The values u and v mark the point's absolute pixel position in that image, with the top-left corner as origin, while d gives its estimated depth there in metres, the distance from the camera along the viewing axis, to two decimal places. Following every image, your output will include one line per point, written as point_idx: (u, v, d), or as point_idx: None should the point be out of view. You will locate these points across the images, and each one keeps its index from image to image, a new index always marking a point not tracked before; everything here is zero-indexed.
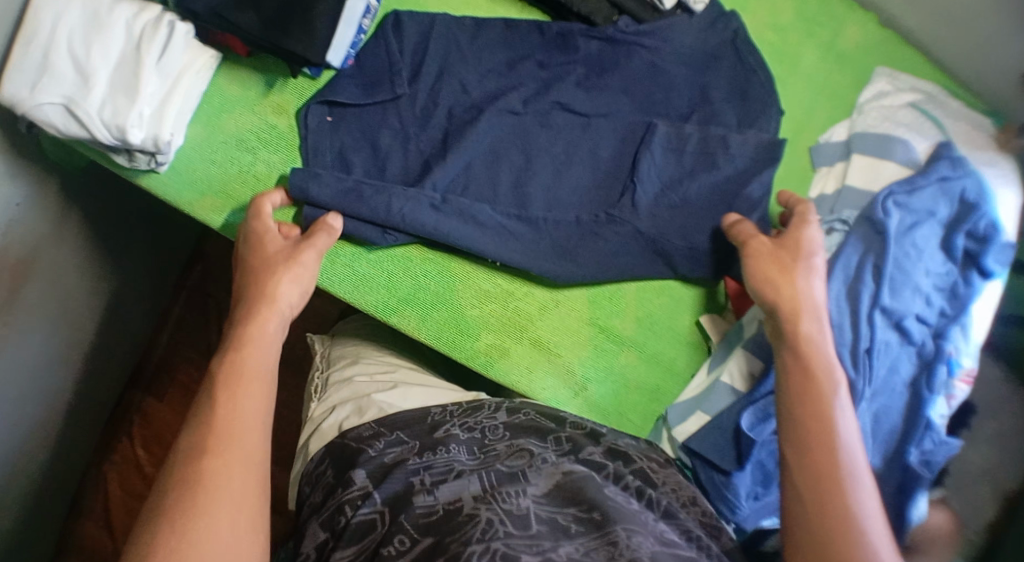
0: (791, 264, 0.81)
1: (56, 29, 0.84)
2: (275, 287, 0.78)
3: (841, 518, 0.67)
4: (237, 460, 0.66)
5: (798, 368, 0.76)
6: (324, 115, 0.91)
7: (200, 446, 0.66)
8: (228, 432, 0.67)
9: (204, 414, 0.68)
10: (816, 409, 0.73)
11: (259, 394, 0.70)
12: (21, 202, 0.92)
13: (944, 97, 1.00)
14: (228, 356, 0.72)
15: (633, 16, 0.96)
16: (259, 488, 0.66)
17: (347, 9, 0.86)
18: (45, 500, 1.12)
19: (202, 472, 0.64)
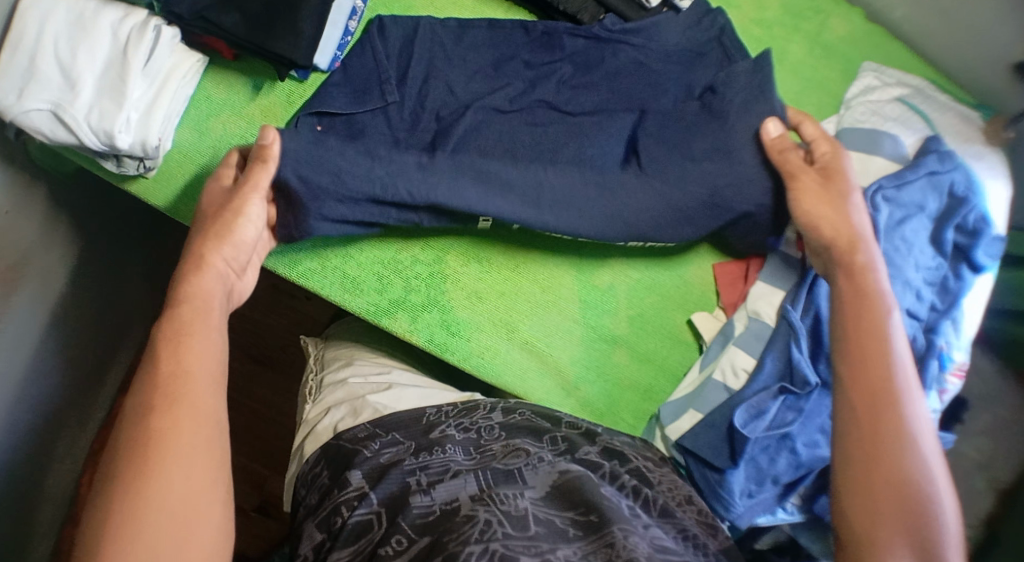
0: (831, 187, 0.85)
1: (41, 36, 0.83)
2: (237, 226, 0.78)
3: (893, 438, 0.72)
4: (184, 417, 0.66)
5: (853, 328, 0.78)
6: (314, 125, 0.89)
7: (149, 403, 0.66)
8: (175, 389, 0.67)
9: (146, 376, 0.68)
10: (864, 338, 0.77)
11: (200, 349, 0.71)
12: (7, 210, 0.91)
13: (931, 91, 1.00)
14: (169, 311, 0.72)
15: (621, 14, 0.97)
16: (210, 441, 0.67)
17: (335, 11, 0.90)
18: (40, 508, 1.11)
19: (149, 430, 0.65)
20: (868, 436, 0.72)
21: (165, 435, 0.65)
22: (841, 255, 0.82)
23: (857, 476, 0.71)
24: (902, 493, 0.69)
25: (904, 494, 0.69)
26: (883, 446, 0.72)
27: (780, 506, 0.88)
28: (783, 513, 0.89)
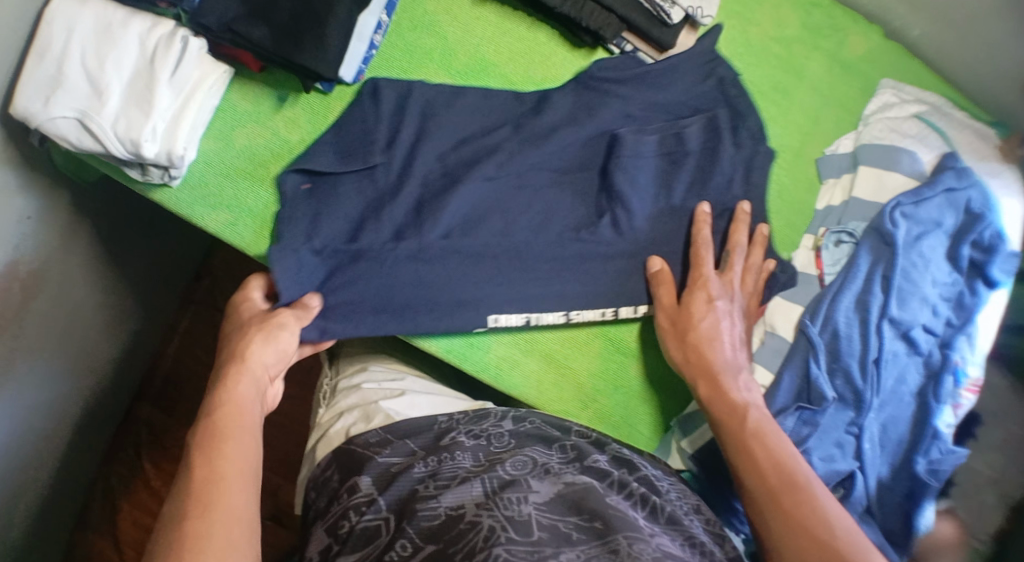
0: (693, 328, 0.86)
1: (70, 45, 0.84)
2: (256, 350, 0.82)
3: (767, 450, 0.76)
4: (218, 519, 0.67)
5: (729, 422, 0.80)
6: (301, 184, 0.90)
7: (181, 512, 0.68)
8: (202, 500, 0.68)
9: (181, 484, 0.70)
10: (714, 385, 0.83)
11: (228, 468, 0.72)
12: (31, 216, 0.92)
13: (949, 109, 1.01)
14: (203, 423, 0.76)
15: (645, 31, 0.94)
16: (243, 547, 0.67)
17: (359, 26, 0.89)
18: (53, 511, 1.12)
19: (184, 533, 0.66)
20: (766, 504, 0.73)
21: (196, 547, 0.65)
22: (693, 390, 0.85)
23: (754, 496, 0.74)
24: (791, 495, 0.72)
25: (821, 544, 0.69)
26: (796, 509, 0.71)
27: None
28: None
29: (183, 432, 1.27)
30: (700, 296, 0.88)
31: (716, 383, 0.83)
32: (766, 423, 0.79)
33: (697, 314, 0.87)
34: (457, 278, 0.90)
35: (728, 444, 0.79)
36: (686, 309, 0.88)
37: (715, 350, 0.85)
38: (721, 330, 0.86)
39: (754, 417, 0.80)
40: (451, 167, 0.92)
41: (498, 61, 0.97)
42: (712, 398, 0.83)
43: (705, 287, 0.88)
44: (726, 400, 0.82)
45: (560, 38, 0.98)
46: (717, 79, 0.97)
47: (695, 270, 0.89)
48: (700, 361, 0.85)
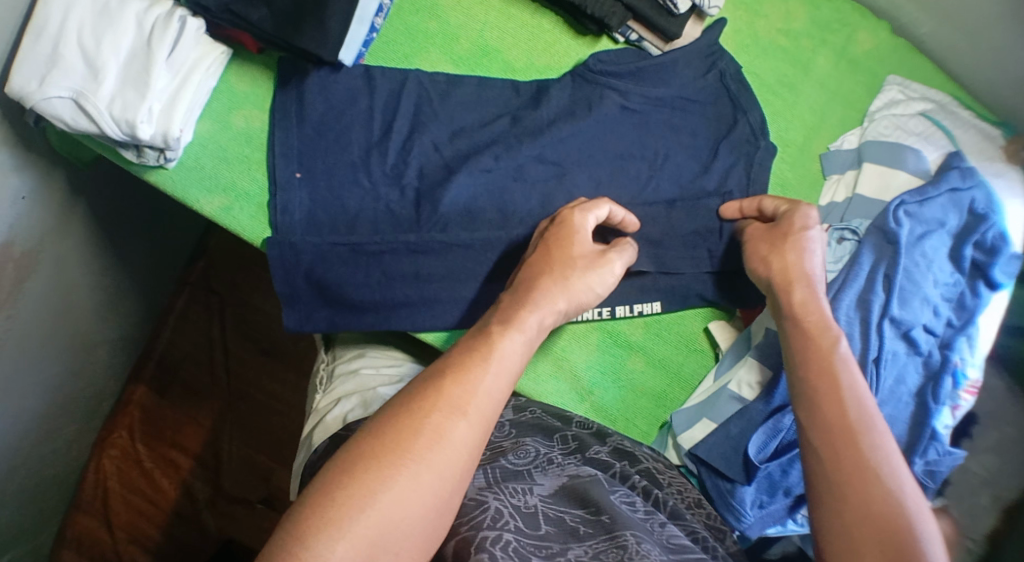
0: (782, 240, 0.83)
1: (67, 23, 0.82)
2: (580, 282, 0.78)
3: (869, 468, 0.70)
4: (430, 443, 0.65)
5: (826, 410, 0.73)
6: (294, 173, 0.88)
7: (406, 417, 0.66)
8: (467, 390, 0.68)
9: (420, 383, 0.69)
10: (816, 321, 0.79)
11: (501, 369, 0.70)
12: (26, 196, 0.91)
13: (955, 107, 1.00)
14: (482, 330, 0.73)
15: (649, 21, 0.92)
16: (436, 476, 0.64)
17: (360, 9, 0.85)
18: (44, 493, 1.12)
19: (397, 441, 0.64)
20: (837, 489, 0.70)
21: (399, 450, 0.64)
22: (781, 295, 0.81)
23: (841, 499, 0.69)
24: (881, 513, 0.67)
25: (896, 550, 0.65)
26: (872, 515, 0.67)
27: (790, 518, 0.87)
28: (793, 524, 0.88)
29: (178, 417, 1.26)
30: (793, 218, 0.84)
31: (806, 300, 0.80)
32: (864, 418, 0.73)
33: (795, 223, 0.83)
34: (455, 267, 0.89)
35: (807, 425, 0.74)
36: (786, 220, 0.84)
37: (805, 257, 0.82)
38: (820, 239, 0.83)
39: (860, 414, 0.73)
40: (451, 152, 0.91)
41: (502, 47, 0.95)
42: (802, 305, 0.80)
43: (792, 210, 0.85)
44: (831, 379, 0.75)
45: (564, 24, 0.97)
46: (718, 73, 0.95)
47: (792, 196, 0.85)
48: (789, 270, 0.81)
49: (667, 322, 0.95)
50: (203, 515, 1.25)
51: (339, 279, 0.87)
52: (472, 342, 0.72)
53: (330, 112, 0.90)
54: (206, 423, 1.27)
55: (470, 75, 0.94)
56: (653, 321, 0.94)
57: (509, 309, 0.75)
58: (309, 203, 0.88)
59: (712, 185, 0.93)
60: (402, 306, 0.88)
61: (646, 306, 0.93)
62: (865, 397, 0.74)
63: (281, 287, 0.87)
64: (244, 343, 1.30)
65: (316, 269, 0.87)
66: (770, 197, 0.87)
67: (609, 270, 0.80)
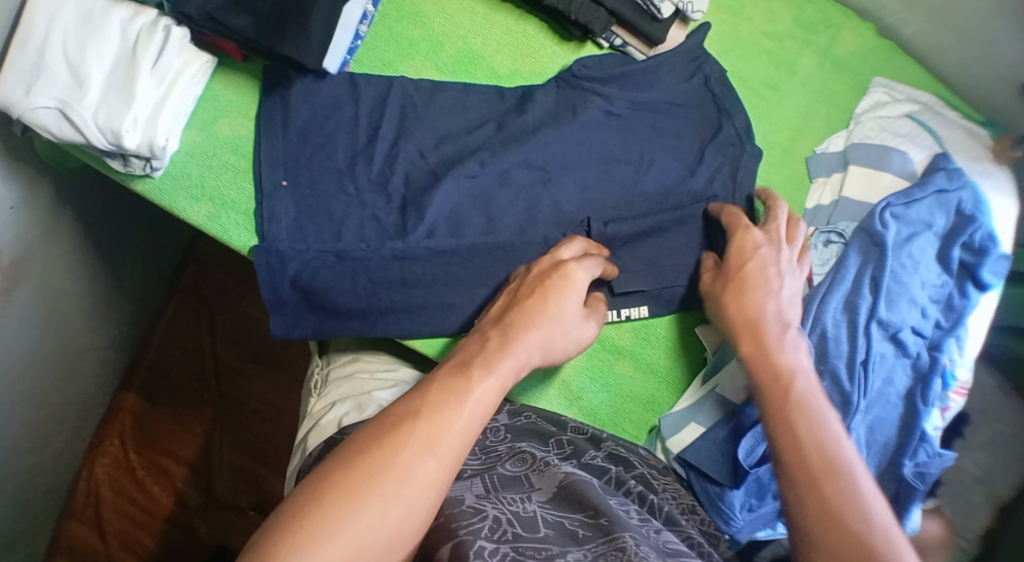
0: (728, 285, 0.83)
1: (51, 33, 0.83)
2: (562, 338, 0.80)
3: (835, 510, 0.66)
4: (397, 482, 0.63)
5: (790, 457, 0.70)
6: (280, 180, 0.88)
7: (374, 451, 0.64)
8: (437, 430, 0.66)
9: (392, 417, 0.67)
10: (774, 370, 0.76)
11: (470, 407, 0.69)
12: (13, 206, 0.91)
13: (941, 108, 1.00)
14: (459, 369, 0.72)
15: (633, 25, 0.92)
16: (400, 516, 0.62)
17: (344, 16, 0.86)
18: (36, 503, 1.12)
19: (364, 476, 0.62)
20: (804, 538, 0.66)
21: (364, 486, 0.62)
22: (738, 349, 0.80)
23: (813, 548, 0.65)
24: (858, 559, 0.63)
25: None
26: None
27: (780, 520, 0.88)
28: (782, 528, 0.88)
29: (171, 424, 1.26)
30: (741, 243, 0.85)
31: (762, 344, 0.78)
32: (829, 459, 0.69)
33: (738, 259, 0.84)
34: (441, 272, 0.89)
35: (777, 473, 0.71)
36: (734, 246, 0.85)
37: (756, 299, 0.81)
38: (768, 275, 0.82)
39: (826, 455, 0.69)
40: (436, 158, 0.91)
41: (486, 53, 0.96)
42: (755, 357, 0.78)
43: (736, 239, 0.85)
44: (787, 421, 0.72)
45: (548, 29, 0.97)
46: (702, 77, 0.95)
47: (731, 225, 0.87)
48: (743, 317, 0.81)
49: (654, 326, 0.94)
50: (195, 522, 1.25)
51: (325, 286, 0.87)
52: (447, 380, 0.70)
53: (315, 118, 0.90)
54: (200, 431, 1.27)
55: (455, 81, 0.94)
56: (641, 324, 0.94)
57: (488, 353, 0.74)
58: (295, 210, 0.88)
59: (698, 189, 0.93)
60: (388, 312, 0.88)
61: (631, 310, 0.92)
62: (832, 437, 0.70)
63: (268, 295, 0.87)
64: (235, 350, 1.30)
65: (303, 276, 0.87)
66: (725, 214, 0.88)
67: (584, 325, 0.82)
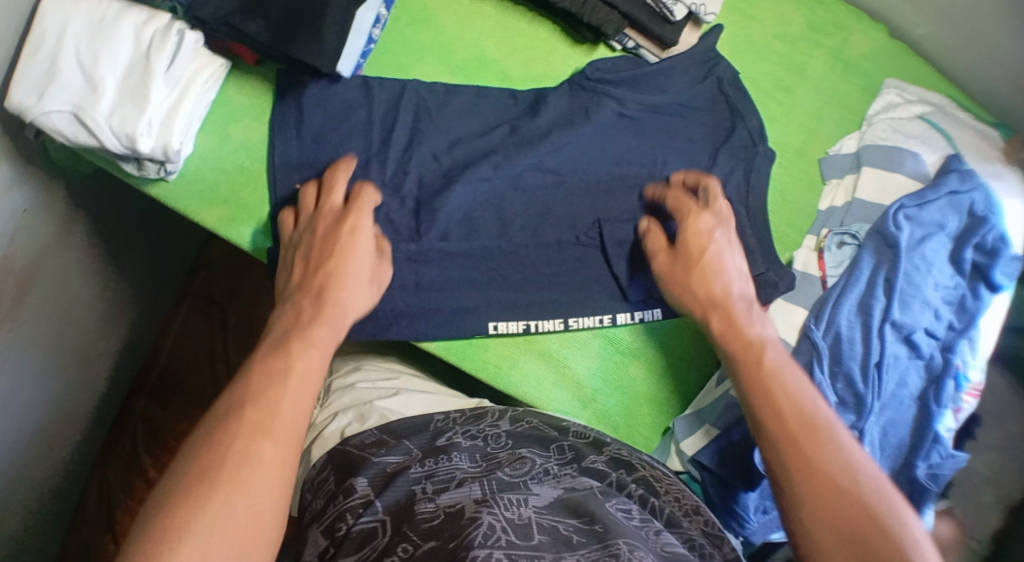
0: (693, 266, 0.83)
1: (65, 39, 0.83)
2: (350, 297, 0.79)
3: (829, 476, 0.65)
4: (244, 484, 0.61)
5: (776, 425, 0.69)
6: (294, 185, 0.89)
7: (203, 464, 0.62)
8: (253, 431, 0.64)
9: (221, 404, 0.66)
10: (744, 339, 0.77)
11: (297, 380, 0.69)
12: (27, 209, 0.91)
13: (952, 109, 1.00)
14: (257, 366, 0.69)
15: (646, 28, 0.92)
16: (245, 511, 0.60)
17: (358, 20, 0.87)
18: (45, 507, 1.11)
19: (207, 483, 0.60)
20: (804, 508, 0.65)
21: (208, 492, 0.60)
22: (704, 327, 0.81)
23: (810, 512, 0.64)
24: (860, 521, 0.63)
25: None
26: (834, 520, 0.63)
27: None
28: None
29: (182, 426, 1.26)
30: (694, 228, 0.84)
31: (729, 314, 0.79)
32: (819, 421, 0.69)
33: (694, 247, 0.83)
34: (454, 276, 0.89)
35: (765, 449, 0.69)
36: (682, 245, 0.84)
37: (721, 282, 0.82)
38: (723, 259, 0.83)
39: (804, 418, 0.69)
40: (449, 162, 0.91)
41: (498, 56, 0.96)
42: (726, 332, 0.79)
43: (690, 221, 0.85)
44: (774, 391, 0.71)
45: (560, 32, 0.97)
46: (716, 79, 0.96)
47: (678, 211, 0.86)
48: (710, 295, 0.81)
49: (668, 328, 0.95)
50: None
51: None
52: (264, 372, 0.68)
53: (330, 122, 0.90)
54: None
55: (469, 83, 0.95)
56: (655, 327, 0.95)
57: (306, 322, 0.75)
58: None
59: None
60: (400, 317, 0.88)
61: (644, 314, 0.91)
62: (808, 396, 0.71)
63: None
64: (246, 353, 1.30)
65: None
66: (671, 193, 0.88)
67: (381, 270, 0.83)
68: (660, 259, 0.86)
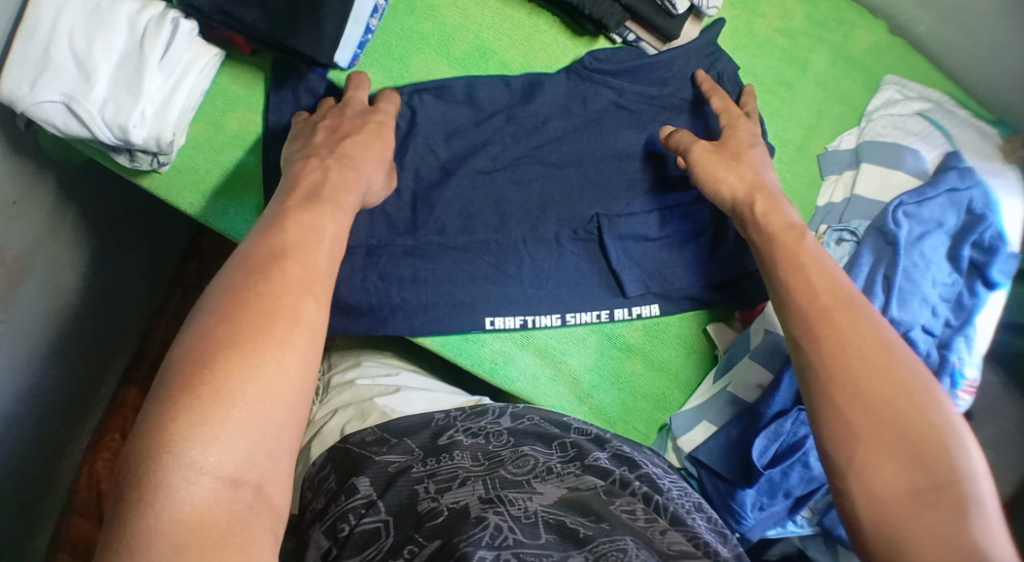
0: (735, 160, 0.85)
1: (57, 27, 0.81)
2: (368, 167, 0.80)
3: (870, 343, 0.69)
4: (289, 339, 0.62)
5: (818, 294, 0.72)
6: None
7: (248, 310, 0.62)
8: (299, 292, 0.65)
9: (248, 255, 0.66)
10: (781, 220, 0.79)
11: (321, 239, 0.69)
12: (17, 201, 0.90)
13: (952, 106, 1.00)
14: (284, 221, 0.69)
15: (647, 19, 0.91)
16: (295, 364, 0.62)
17: (355, 9, 0.85)
18: (32, 501, 1.09)
19: (254, 332, 0.61)
20: (841, 370, 0.68)
21: (257, 343, 0.61)
22: (746, 209, 0.82)
23: (847, 371, 0.68)
24: (898, 383, 0.66)
25: (918, 437, 0.64)
26: (878, 409, 0.65)
27: (790, 519, 0.88)
28: (792, 525, 0.88)
29: None
30: (735, 134, 0.87)
31: (774, 199, 0.81)
32: (856, 299, 0.72)
33: (740, 142, 0.87)
34: (451, 270, 0.88)
35: (804, 314, 0.72)
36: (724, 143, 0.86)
37: (762, 172, 0.85)
38: (760, 153, 0.87)
39: (841, 291, 0.73)
40: (448, 154, 0.90)
41: (498, 48, 0.94)
42: (769, 212, 0.80)
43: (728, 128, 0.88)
44: (809, 276, 0.74)
45: (560, 24, 0.96)
46: (716, 73, 0.94)
47: (723, 113, 0.89)
48: (754, 179, 0.83)
49: (665, 324, 0.94)
50: None
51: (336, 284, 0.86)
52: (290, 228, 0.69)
53: None
54: None
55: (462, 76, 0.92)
56: (653, 323, 0.94)
57: (328, 184, 0.74)
58: None
59: None
60: (401, 310, 0.87)
61: (644, 309, 0.92)
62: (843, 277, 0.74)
63: None
64: None
65: None
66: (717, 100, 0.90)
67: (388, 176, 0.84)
68: (694, 146, 0.85)
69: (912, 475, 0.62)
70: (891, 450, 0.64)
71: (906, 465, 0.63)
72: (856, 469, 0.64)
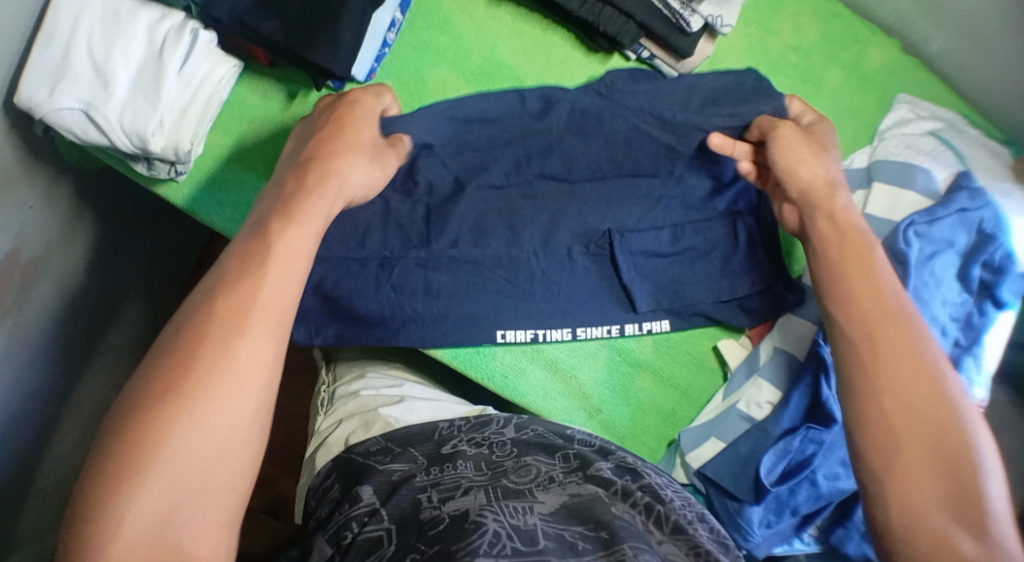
0: (815, 150, 0.83)
1: (76, 35, 0.82)
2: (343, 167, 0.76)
3: (915, 357, 0.72)
4: (223, 379, 0.62)
5: (869, 305, 0.75)
6: None
7: (181, 353, 0.62)
8: (234, 326, 0.64)
9: (199, 292, 0.65)
10: (846, 220, 0.80)
11: (276, 269, 0.67)
12: (34, 205, 0.91)
13: (963, 125, 1.01)
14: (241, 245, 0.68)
15: (661, 37, 0.91)
16: (235, 404, 0.62)
17: (373, 23, 0.87)
18: (42, 502, 1.08)
19: (189, 375, 0.61)
20: (886, 382, 0.71)
21: (191, 384, 0.61)
22: (815, 201, 0.81)
23: (889, 383, 0.71)
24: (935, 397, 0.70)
25: (950, 454, 0.68)
26: (913, 413, 0.70)
27: (797, 537, 0.89)
28: (799, 544, 0.90)
29: None
30: (817, 127, 0.86)
31: (840, 198, 0.82)
32: (903, 310, 0.75)
33: (822, 136, 0.85)
34: (462, 282, 0.89)
35: (855, 323, 0.75)
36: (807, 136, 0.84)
37: (835, 168, 0.84)
38: (836, 151, 0.85)
39: (894, 301, 0.76)
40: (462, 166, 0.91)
41: (514, 63, 0.95)
42: (834, 211, 0.81)
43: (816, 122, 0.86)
44: (866, 281, 0.76)
45: (574, 40, 0.96)
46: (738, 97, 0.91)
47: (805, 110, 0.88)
48: (827, 174, 0.82)
49: (675, 339, 0.95)
50: None
51: (349, 293, 0.87)
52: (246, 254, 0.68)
53: None
54: None
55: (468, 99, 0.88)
56: (662, 340, 0.95)
57: (294, 195, 0.73)
58: None
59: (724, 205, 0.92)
60: (414, 319, 0.89)
61: (652, 325, 0.93)
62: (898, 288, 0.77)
63: None
64: None
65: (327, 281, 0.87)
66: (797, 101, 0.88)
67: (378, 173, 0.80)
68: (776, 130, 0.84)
69: (941, 485, 0.67)
70: (928, 467, 0.67)
71: (936, 477, 0.67)
72: (890, 472, 0.68)
